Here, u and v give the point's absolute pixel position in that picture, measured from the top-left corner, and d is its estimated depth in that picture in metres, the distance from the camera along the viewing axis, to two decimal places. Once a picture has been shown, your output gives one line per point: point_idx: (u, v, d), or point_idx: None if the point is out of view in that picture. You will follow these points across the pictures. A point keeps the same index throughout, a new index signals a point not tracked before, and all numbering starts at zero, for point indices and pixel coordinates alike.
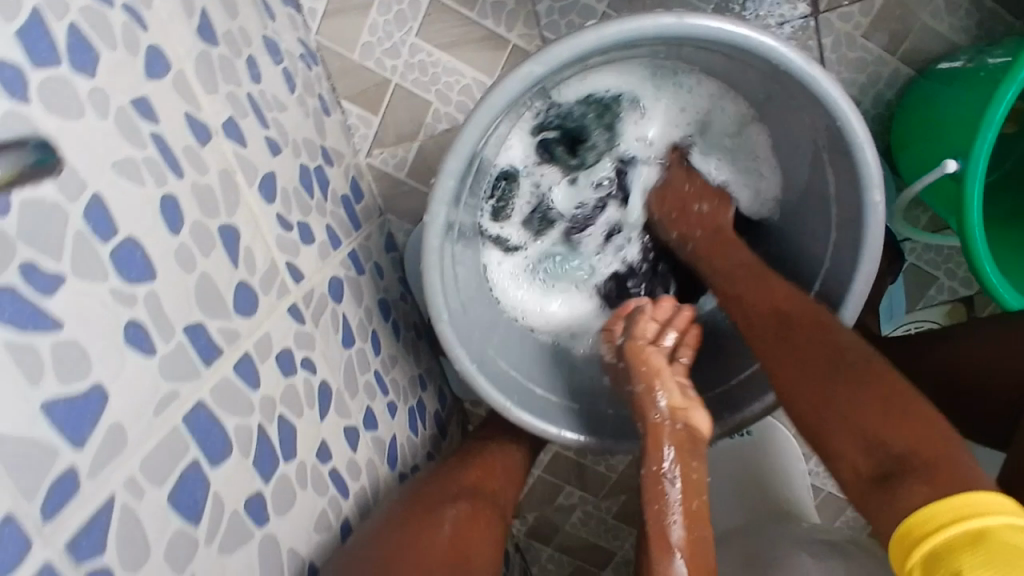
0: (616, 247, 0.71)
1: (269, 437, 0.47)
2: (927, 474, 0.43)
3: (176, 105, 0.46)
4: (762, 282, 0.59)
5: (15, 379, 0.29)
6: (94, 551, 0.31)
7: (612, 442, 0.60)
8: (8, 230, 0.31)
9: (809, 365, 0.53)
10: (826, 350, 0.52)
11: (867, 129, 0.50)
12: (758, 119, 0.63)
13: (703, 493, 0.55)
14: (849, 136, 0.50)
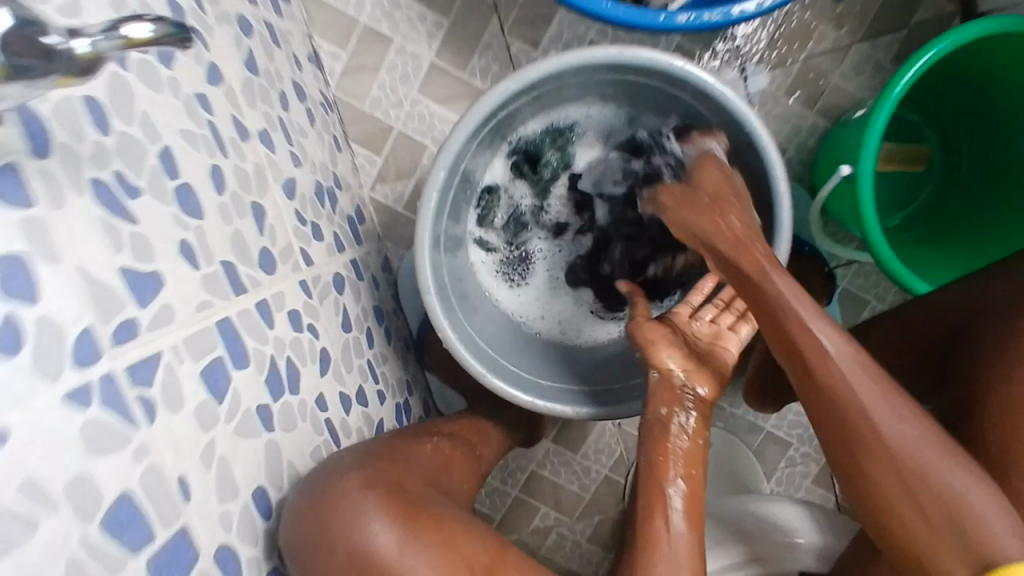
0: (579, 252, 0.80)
1: (278, 367, 0.55)
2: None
3: (225, 107, 0.59)
4: (810, 359, 0.56)
5: (105, 242, 0.40)
6: (146, 385, 0.40)
7: (602, 408, 0.67)
8: (110, 146, 0.42)
9: (882, 469, 0.53)
10: (890, 449, 0.53)
11: (770, 137, 0.62)
12: None
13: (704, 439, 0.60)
14: (756, 143, 0.62)
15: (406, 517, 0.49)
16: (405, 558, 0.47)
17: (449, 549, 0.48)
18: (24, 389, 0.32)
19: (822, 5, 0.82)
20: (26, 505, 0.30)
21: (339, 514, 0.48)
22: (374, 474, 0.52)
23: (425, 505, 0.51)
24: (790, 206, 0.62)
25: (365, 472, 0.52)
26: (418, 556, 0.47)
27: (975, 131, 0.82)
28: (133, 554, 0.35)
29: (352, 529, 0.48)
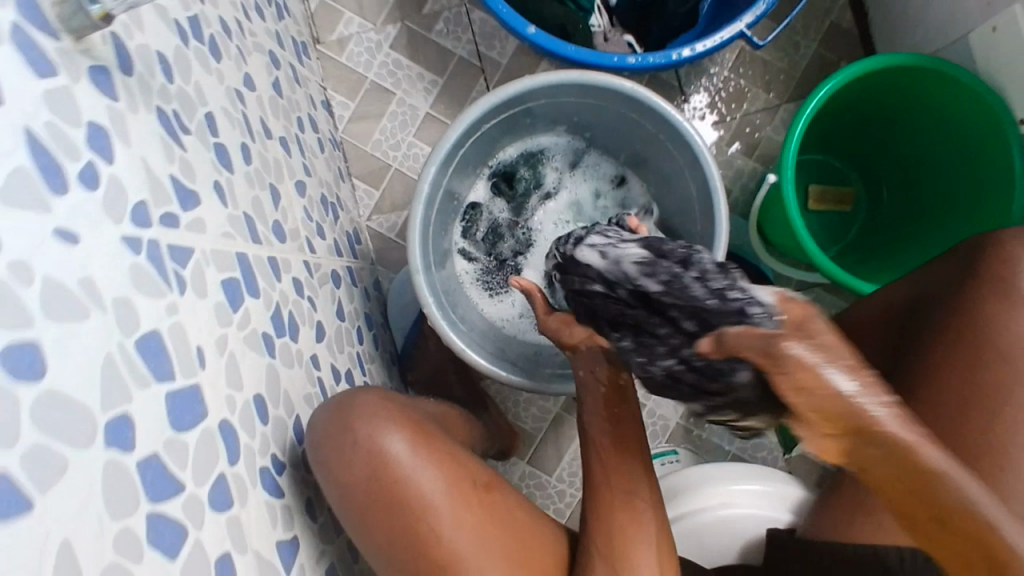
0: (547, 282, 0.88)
1: (283, 314, 0.62)
2: None
3: (255, 108, 0.71)
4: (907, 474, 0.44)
5: (161, 151, 0.49)
6: (182, 265, 0.47)
7: (552, 383, 0.75)
8: (170, 90, 0.53)
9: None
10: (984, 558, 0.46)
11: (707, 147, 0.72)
12: (638, 177, 0.87)
13: (623, 405, 0.67)
14: (696, 151, 0.72)
15: (416, 433, 0.58)
16: (414, 464, 0.56)
17: (447, 463, 0.58)
18: (95, 215, 0.39)
19: (754, 73, 0.98)
20: (87, 295, 0.36)
21: (363, 421, 0.57)
22: (388, 395, 0.62)
23: (430, 429, 0.61)
24: (726, 208, 0.71)
25: (385, 396, 0.62)
26: (424, 464, 0.57)
27: (893, 168, 0.93)
28: (156, 380, 0.40)
29: (373, 436, 0.56)
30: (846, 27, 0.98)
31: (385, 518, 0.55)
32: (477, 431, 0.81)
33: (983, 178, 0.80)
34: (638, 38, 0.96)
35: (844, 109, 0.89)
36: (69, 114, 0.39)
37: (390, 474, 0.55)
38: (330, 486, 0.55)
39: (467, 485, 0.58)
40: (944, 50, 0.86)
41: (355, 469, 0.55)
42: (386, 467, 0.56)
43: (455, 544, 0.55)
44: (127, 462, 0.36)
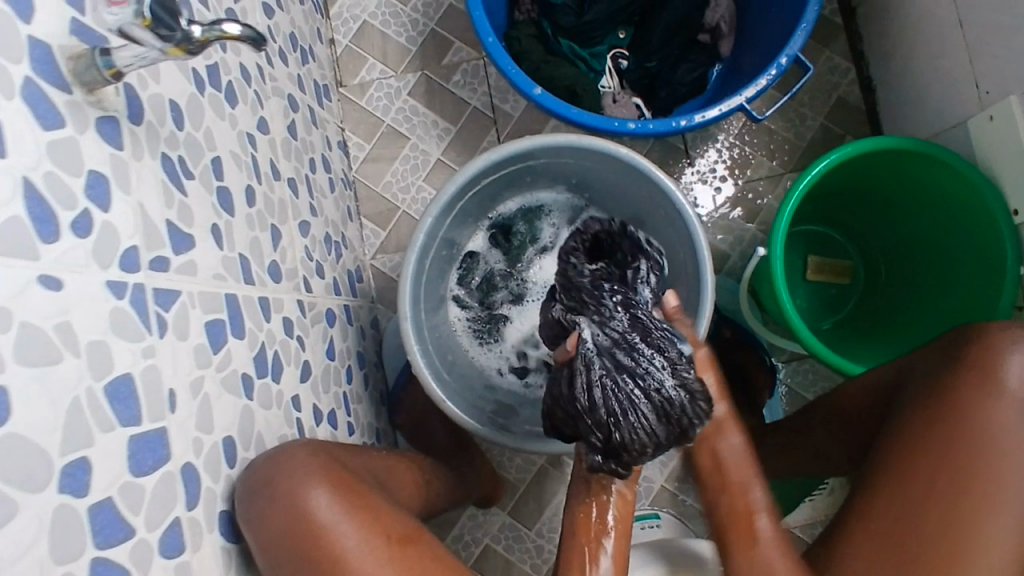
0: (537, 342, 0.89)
1: (267, 353, 0.64)
2: None
3: (267, 151, 0.74)
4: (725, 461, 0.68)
5: (161, 199, 0.51)
6: (166, 306, 0.49)
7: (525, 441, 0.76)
8: (179, 137, 0.56)
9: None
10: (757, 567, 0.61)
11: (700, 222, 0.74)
12: None
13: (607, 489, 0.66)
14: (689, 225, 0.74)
15: (340, 485, 0.58)
16: (336, 517, 0.55)
17: (369, 519, 0.57)
18: (82, 262, 0.41)
19: (759, 142, 1.02)
20: (62, 341, 0.38)
21: (289, 474, 0.56)
22: (315, 447, 0.61)
23: (357, 482, 0.60)
24: (713, 273, 0.73)
25: (312, 447, 0.60)
26: (346, 520, 0.56)
27: (891, 248, 0.94)
28: (121, 425, 0.42)
29: (295, 489, 0.55)
30: (852, 102, 1.01)
31: (308, 572, 0.54)
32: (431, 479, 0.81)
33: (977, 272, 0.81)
34: (645, 102, 0.99)
35: (842, 186, 0.90)
36: (72, 165, 0.42)
37: (311, 530, 0.55)
38: (248, 539, 0.54)
39: (387, 542, 0.57)
40: (943, 134, 0.88)
41: (275, 523, 0.53)
42: (310, 529, 0.54)
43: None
44: (79, 506, 0.38)
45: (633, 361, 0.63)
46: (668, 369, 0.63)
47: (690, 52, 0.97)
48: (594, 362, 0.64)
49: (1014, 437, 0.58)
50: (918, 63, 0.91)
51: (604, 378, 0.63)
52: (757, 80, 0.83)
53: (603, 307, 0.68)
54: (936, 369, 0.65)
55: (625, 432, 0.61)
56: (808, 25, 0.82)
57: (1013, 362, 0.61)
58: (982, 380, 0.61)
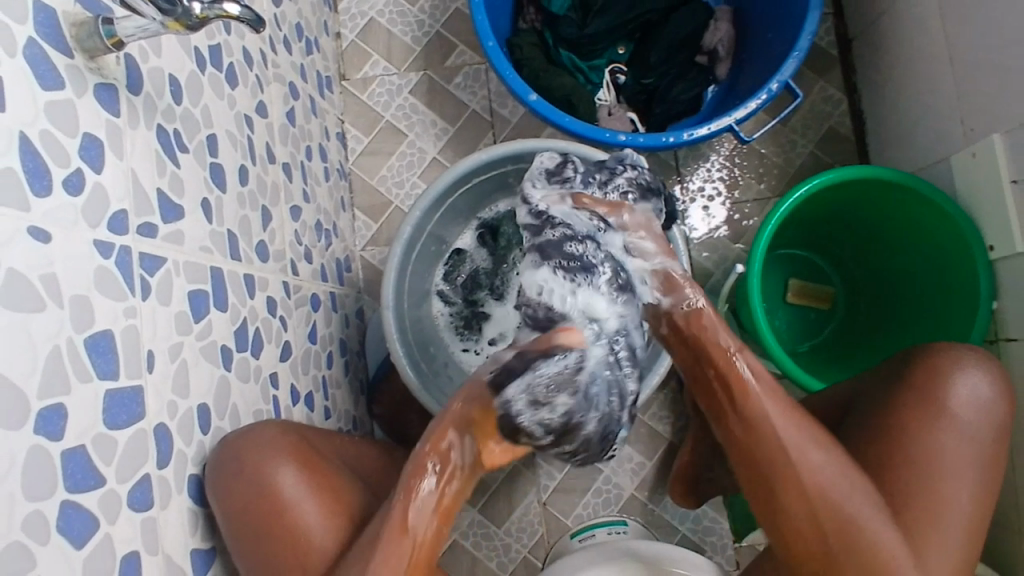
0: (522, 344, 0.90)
1: (248, 330, 0.65)
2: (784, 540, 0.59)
3: (263, 134, 0.76)
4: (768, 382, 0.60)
5: (153, 169, 0.53)
6: (150, 270, 0.51)
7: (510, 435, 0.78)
8: (176, 111, 0.57)
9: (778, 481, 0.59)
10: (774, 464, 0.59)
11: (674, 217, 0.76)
12: None
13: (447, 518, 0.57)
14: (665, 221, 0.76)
15: (308, 465, 0.60)
16: (301, 499, 0.58)
17: (331, 499, 0.59)
18: (71, 219, 0.43)
19: (748, 164, 1.04)
20: (47, 292, 0.40)
21: (255, 448, 0.57)
22: (288, 426, 0.62)
23: (324, 463, 0.62)
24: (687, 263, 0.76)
25: (285, 427, 0.62)
26: (311, 499, 0.58)
27: (871, 276, 0.96)
28: (98, 378, 0.43)
29: (262, 467, 0.57)
30: (843, 132, 1.04)
31: (266, 545, 0.56)
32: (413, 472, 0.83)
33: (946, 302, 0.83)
34: (640, 117, 1.02)
35: (825, 212, 0.92)
36: (67, 124, 0.43)
37: (277, 507, 0.57)
38: (215, 509, 0.54)
39: (349, 522, 0.59)
40: (929, 168, 0.91)
41: (235, 497, 0.54)
42: (270, 505, 0.57)
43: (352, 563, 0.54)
44: (52, 449, 0.39)
45: (618, 375, 0.60)
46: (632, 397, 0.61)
47: (687, 71, 1.00)
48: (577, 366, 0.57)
49: (954, 465, 0.60)
50: (908, 98, 0.93)
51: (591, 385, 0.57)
52: (746, 103, 0.85)
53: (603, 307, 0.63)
54: (885, 389, 0.66)
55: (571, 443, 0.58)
56: (802, 53, 0.85)
57: (959, 385, 0.62)
58: (930, 403, 0.62)
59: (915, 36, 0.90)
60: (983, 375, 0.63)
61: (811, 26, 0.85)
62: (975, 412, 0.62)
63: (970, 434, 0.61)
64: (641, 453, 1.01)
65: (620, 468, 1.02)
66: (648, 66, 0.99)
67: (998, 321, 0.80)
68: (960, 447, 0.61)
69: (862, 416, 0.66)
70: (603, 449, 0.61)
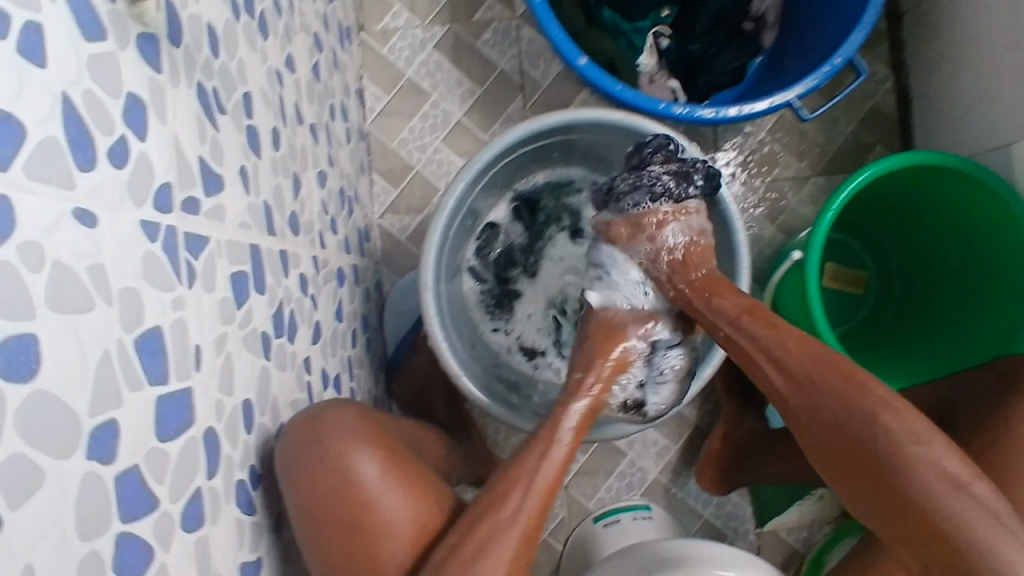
0: (556, 324, 0.86)
1: (284, 313, 0.59)
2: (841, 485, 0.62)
3: (291, 91, 0.68)
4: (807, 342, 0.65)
5: (195, 134, 0.46)
6: (195, 254, 0.44)
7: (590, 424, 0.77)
8: (214, 65, 0.50)
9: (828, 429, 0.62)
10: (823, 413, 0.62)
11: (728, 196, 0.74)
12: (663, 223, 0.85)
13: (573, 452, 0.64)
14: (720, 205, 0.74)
15: (388, 455, 0.57)
16: (383, 488, 0.54)
17: (420, 492, 0.57)
18: (118, 196, 0.36)
19: (788, 140, 1.00)
20: (98, 286, 0.34)
21: (331, 437, 0.54)
22: (364, 414, 0.59)
23: (400, 453, 0.59)
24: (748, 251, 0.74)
25: (358, 417, 0.58)
26: (392, 490, 0.55)
27: (911, 265, 0.93)
28: (148, 384, 0.38)
29: (342, 456, 0.54)
30: (887, 111, 1.00)
31: (335, 533, 0.52)
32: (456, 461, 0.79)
33: (987, 293, 0.82)
34: (681, 85, 0.95)
35: (874, 197, 0.90)
36: (110, 83, 0.36)
37: (354, 496, 0.53)
38: (288, 499, 0.51)
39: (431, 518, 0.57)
40: (983, 155, 0.88)
41: (314, 488, 0.51)
42: (351, 490, 0.53)
43: (498, 530, 0.55)
44: (105, 474, 0.34)
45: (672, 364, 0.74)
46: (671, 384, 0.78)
47: (733, 39, 0.94)
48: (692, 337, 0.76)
49: None
50: (965, 81, 0.90)
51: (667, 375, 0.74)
52: (806, 78, 0.80)
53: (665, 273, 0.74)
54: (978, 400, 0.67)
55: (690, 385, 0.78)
56: (867, 27, 0.80)
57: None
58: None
59: (979, 14, 0.86)
60: None
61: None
62: None
63: None
64: (665, 436, 0.99)
65: (644, 451, 1.00)
66: (694, 32, 0.93)
67: None
68: None
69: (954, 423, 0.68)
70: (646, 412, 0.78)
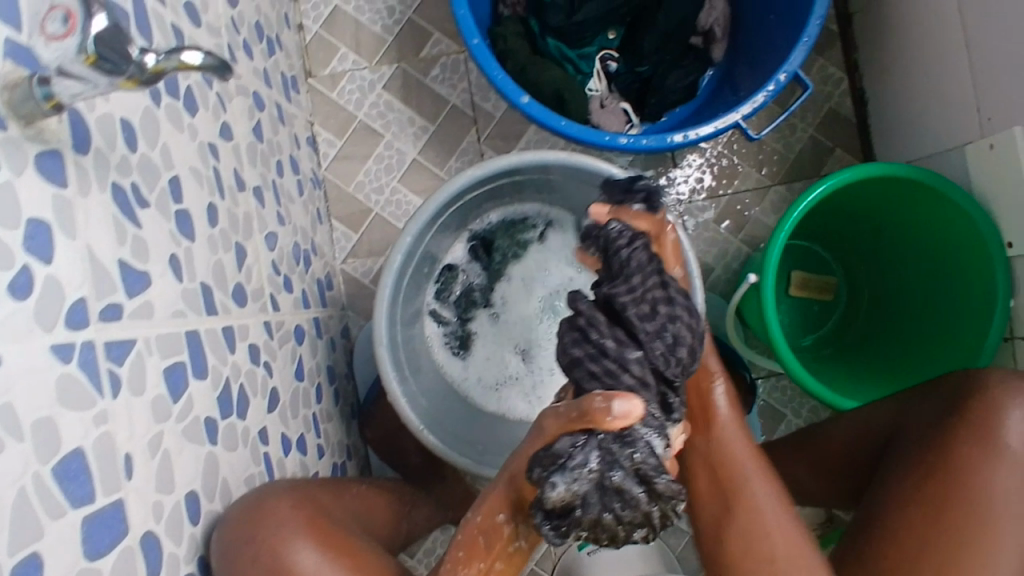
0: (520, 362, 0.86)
1: (230, 391, 0.59)
2: (710, 524, 0.60)
3: (230, 160, 0.68)
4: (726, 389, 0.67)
5: (112, 238, 0.46)
6: (119, 360, 0.44)
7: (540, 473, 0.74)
8: (132, 160, 0.50)
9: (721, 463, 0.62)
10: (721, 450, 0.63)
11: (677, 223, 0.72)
12: None
13: None
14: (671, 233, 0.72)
15: (326, 539, 0.56)
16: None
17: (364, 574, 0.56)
18: (23, 328, 0.37)
19: (747, 152, 0.99)
20: (2, 427, 0.35)
21: (268, 527, 0.53)
22: (300, 498, 0.58)
23: (339, 532, 0.58)
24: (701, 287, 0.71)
25: (298, 500, 0.58)
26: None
27: (876, 273, 0.93)
28: (73, 508, 0.39)
29: (277, 546, 0.53)
30: (844, 115, 0.99)
31: None
32: (425, 522, 0.80)
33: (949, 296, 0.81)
34: (634, 107, 0.95)
35: (832, 208, 0.89)
36: (7, 215, 0.37)
37: None
38: None
39: None
40: (940, 156, 0.87)
41: None
42: None
43: None
44: None
45: (633, 495, 0.46)
46: (644, 514, 0.46)
47: (681, 56, 0.93)
48: (639, 443, 0.46)
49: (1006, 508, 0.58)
50: (917, 83, 0.89)
51: (608, 501, 0.46)
52: (753, 96, 0.79)
53: (658, 338, 0.51)
54: (922, 421, 0.66)
55: (675, 509, 0.48)
56: (811, 40, 0.78)
57: (1012, 422, 0.61)
58: (984, 437, 0.60)
59: (924, 14, 0.85)
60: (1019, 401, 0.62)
61: (820, 8, 0.78)
62: None
63: None
64: None
65: None
66: (642, 54, 0.92)
67: (1014, 320, 0.77)
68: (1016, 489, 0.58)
69: (910, 444, 0.65)
70: (610, 535, 0.47)
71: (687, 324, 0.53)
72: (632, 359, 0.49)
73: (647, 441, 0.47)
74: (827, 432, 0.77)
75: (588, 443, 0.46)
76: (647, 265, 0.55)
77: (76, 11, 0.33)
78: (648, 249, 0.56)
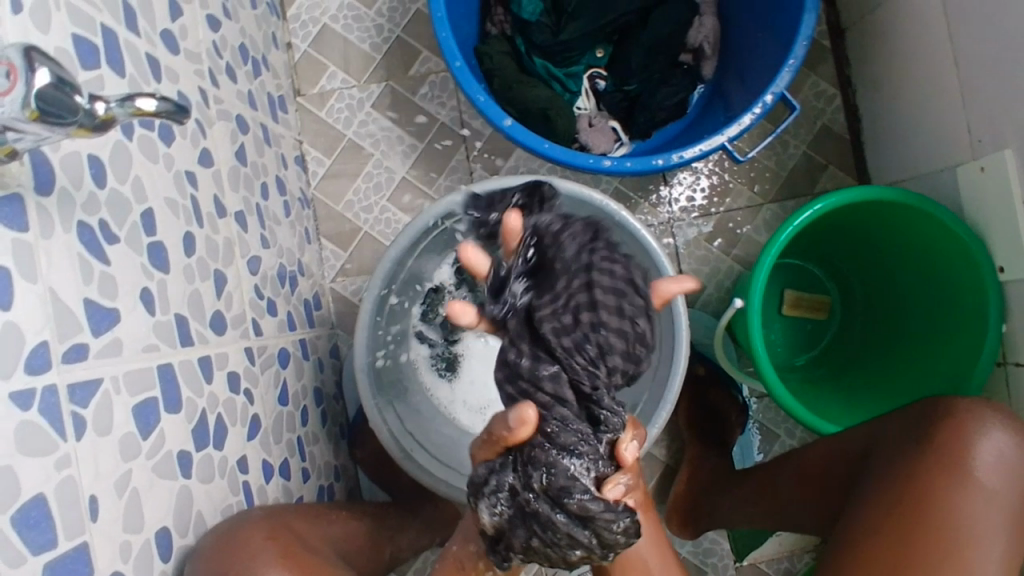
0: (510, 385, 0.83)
1: (207, 423, 0.59)
2: None
3: (209, 187, 0.68)
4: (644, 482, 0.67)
5: (77, 278, 0.46)
6: (83, 401, 0.44)
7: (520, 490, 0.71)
8: (100, 197, 0.50)
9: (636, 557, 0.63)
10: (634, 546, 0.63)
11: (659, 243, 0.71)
12: None
13: None
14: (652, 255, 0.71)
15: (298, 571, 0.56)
16: None
17: None
18: None
19: (739, 170, 0.98)
20: None
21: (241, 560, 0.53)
22: (273, 528, 0.58)
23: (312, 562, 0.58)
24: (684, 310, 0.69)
25: (270, 531, 0.58)
26: None
27: (871, 290, 0.91)
28: (33, 555, 0.39)
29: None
30: (836, 131, 0.98)
31: None
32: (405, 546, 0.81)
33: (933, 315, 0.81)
34: (623, 125, 0.94)
35: (821, 227, 0.88)
36: None
37: None
38: None
39: None
40: (931, 175, 0.86)
41: None
42: None
43: None
44: None
45: (552, 521, 0.45)
46: (571, 537, 0.45)
47: (670, 73, 0.92)
48: (544, 461, 0.45)
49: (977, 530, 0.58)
50: (908, 101, 0.88)
51: (531, 526, 0.46)
52: (740, 117, 0.78)
53: (576, 354, 0.46)
54: (897, 444, 0.66)
55: (608, 527, 0.46)
56: (798, 60, 0.77)
57: (984, 447, 0.60)
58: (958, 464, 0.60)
59: (914, 31, 0.84)
60: (994, 427, 0.62)
61: (807, 28, 0.77)
62: (1000, 471, 0.60)
63: (999, 500, 0.59)
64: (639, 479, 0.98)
65: None
66: (630, 73, 0.92)
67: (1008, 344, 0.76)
68: (985, 512, 0.58)
69: (883, 465, 0.65)
70: (554, 557, 0.47)
71: (616, 328, 0.47)
72: (545, 376, 0.47)
73: (558, 465, 0.45)
74: (814, 456, 0.76)
75: (501, 465, 0.47)
76: (575, 259, 0.48)
77: (19, 66, 0.34)
78: (578, 237, 0.50)
